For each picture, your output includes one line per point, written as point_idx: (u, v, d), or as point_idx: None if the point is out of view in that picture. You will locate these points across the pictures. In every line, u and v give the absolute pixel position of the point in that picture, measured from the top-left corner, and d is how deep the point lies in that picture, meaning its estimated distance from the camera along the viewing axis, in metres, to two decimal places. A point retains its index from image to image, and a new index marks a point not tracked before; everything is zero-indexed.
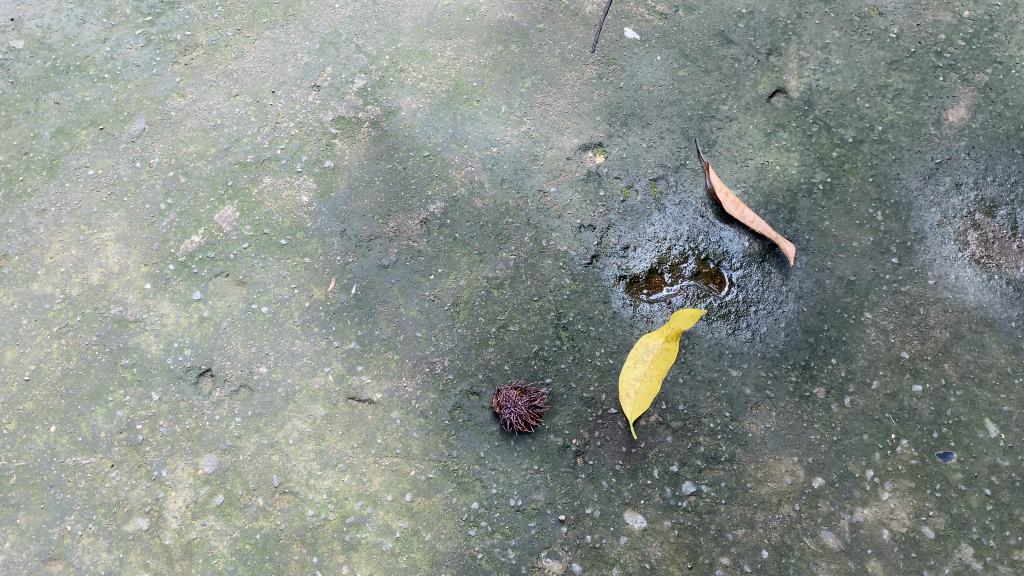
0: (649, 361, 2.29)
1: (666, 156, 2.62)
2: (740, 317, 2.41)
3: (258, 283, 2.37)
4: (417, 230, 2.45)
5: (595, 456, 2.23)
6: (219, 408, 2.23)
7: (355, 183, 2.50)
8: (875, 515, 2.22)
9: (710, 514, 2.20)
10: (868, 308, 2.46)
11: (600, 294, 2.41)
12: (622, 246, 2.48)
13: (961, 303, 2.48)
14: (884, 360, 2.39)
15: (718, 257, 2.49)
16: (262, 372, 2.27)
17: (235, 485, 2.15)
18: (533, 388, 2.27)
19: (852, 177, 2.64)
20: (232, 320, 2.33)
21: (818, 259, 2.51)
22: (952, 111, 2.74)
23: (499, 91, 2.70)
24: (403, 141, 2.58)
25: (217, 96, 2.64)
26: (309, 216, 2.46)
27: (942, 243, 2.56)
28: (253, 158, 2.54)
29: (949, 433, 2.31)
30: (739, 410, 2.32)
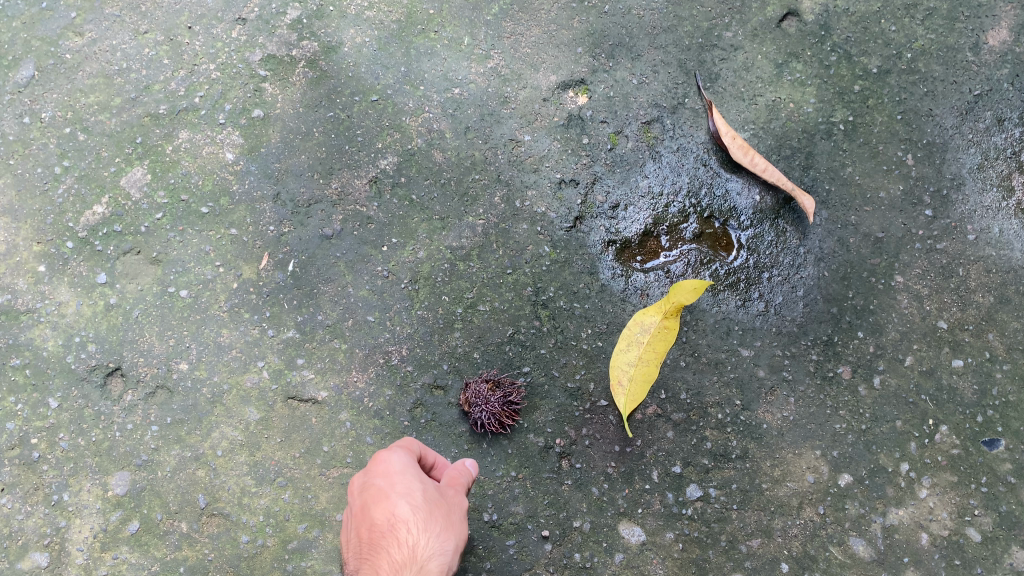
0: (645, 343, 1.90)
1: (660, 93, 2.19)
2: (751, 286, 2.05)
3: (175, 261, 1.98)
4: (366, 191, 2.06)
5: (583, 458, 1.91)
6: (131, 415, 1.86)
7: (289, 135, 2.09)
8: (912, 516, 1.90)
9: (719, 523, 1.89)
10: (899, 270, 2.10)
11: (586, 263, 2.04)
12: (611, 204, 2.10)
13: (1006, 262, 2.12)
14: (919, 331, 2.04)
15: (724, 215, 2.10)
16: (182, 369, 1.90)
17: (154, 508, 1.81)
18: (508, 379, 1.93)
19: (878, 115, 2.24)
20: (145, 307, 1.94)
21: (840, 213, 2.14)
22: (993, 33, 2.29)
23: (462, 19, 2.20)
24: (346, 83, 2.14)
25: (123, 34, 2.15)
26: (236, 177, 2.05)
27: (982, 190, 2.19)
28: (166, 108, 2.11)
29: (996, 416, 1.98)
30: (751, 397, 1.97)
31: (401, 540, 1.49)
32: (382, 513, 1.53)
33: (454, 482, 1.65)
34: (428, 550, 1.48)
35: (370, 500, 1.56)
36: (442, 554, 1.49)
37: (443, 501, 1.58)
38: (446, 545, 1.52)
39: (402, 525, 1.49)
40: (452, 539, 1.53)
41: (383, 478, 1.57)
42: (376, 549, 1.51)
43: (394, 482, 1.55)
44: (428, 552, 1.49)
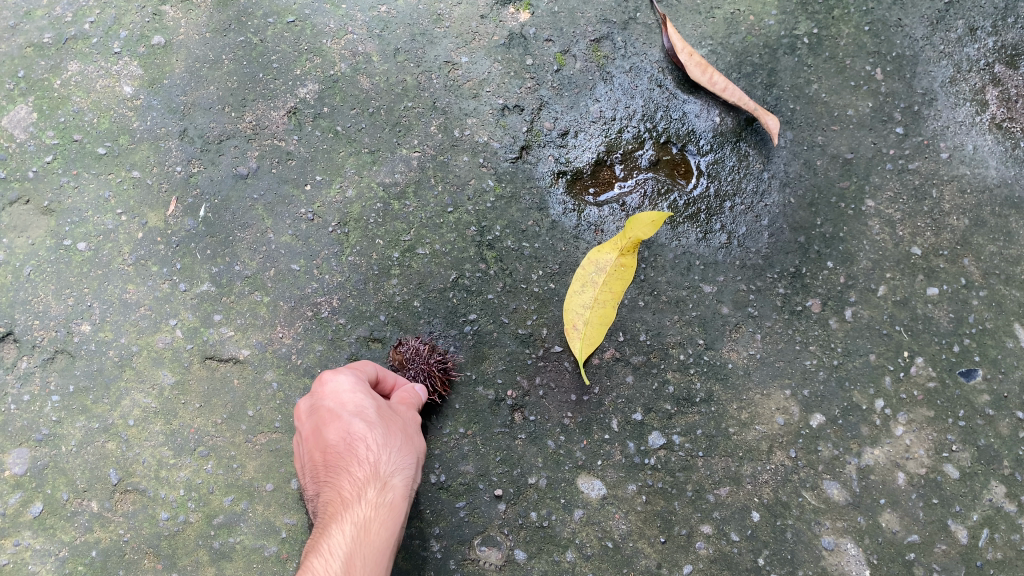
0: (600, 283, 1.74)
1: (609, 8, 1.98)
2: (712, 216, 1.89)
3: (69, 210, 1.76)
4: (284, 123, 1.84)
5: (537, 410, 1.75)
6: (28, 384, 1.66)
7: (195, 63, 1.86)
8: (888, 455, 1.78)
9: (685, 472, 1.75)
10: (869, 194, 1.95)
11: (534, 198, 1.85)
12: (560, 132, 1.91)
13: (982, 181, 1.98)
14: (891, 259, 1.91)
15: (682, 140, 1.93)
16: (84, 332, 1.69)
17: (58, 488, 1.62)
18: (441, 348, 1.74)
19: (844, 26, 2.08)
20: (37, 263, 1.73)
21: (806, 134, 1.98)
22: None
23: None
24: (258, 3, 1.91)
25: None
26: (135, 113, 1.83)
27: (955, 105, 2.04)
28: (51, 37, 1.86)
29: (972, 345, 1.86)
30: (716, 336, 1.83)
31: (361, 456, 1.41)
32: (336, 433, 1.43)
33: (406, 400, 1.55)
34: (392, 462, 1.43)
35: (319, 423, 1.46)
36: (407, 457, 1.46)
37: (401, 410, 1.52)
38: (407, 458, 1.46)
39: (360, 438, 1.42)
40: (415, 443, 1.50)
41: (331, 398, 1.46)
42: (333, 472, 1.42)
43: (344, 398, 1.45)
44: (391, 463, 1.43)
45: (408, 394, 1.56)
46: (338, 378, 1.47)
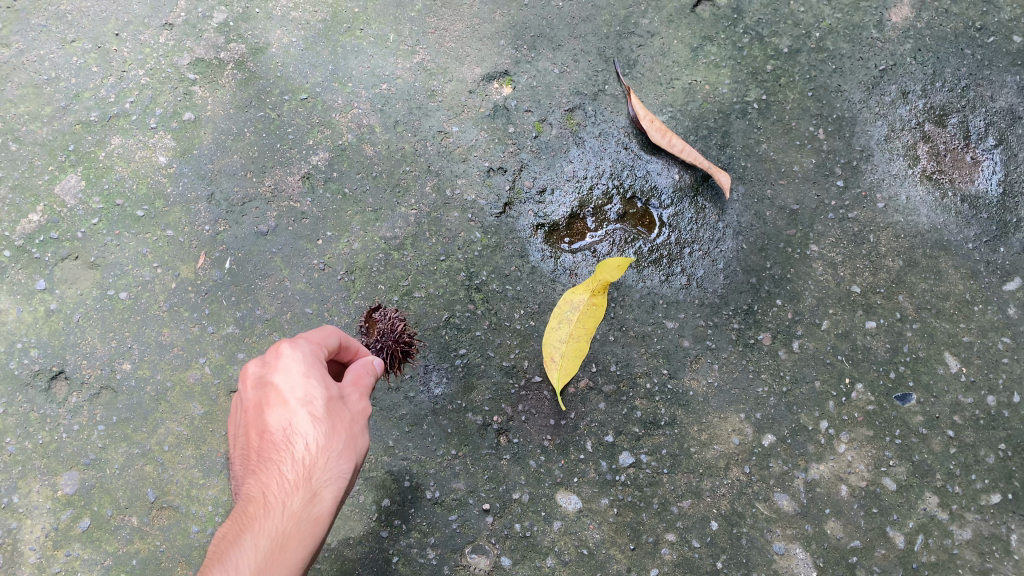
0: (575, 320, 1.99)
1: (581, 82, 2.28)
2: (673, 261, 2.14)
3: (113, 264, 2.03)
4: (299, 187, 2.12)
5: (520, 433, 2.00)
6: (77, 416, 1.91)
7: (221, 136, 2.15)
8: (832, 470, 2.01)
9: (651, 487, 1.98)
10: (813, 240, 2.21)
11: (517, 247, 2.12)
12: (538, 189, 2.18)
13: (914, 227, 2.24)
14: (834, 297, 2.16)
15: (646, 195, 2.19)
16: (126, 370, 1.95)
17: (104, 505, 1.86)
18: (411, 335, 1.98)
19: (790, 93, 2.35)
20: (85, 311, 1.99)
21: (757, 187, 2.24)
22: (895, 10, 2.43)
23: (387, 17, 2.29)
24: (276, 83, 2.21)
25: (49, 44, 2.22)
26: (169, 180, 2.11)
27: (890, 160, 2.31)
28: (97, 116, 2.16)
29: (907, 372, 2.10)
30: (678, 366, 2.07)
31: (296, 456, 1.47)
32: (279, 424, 1.50)
33: (356, 382, 1.58)
34: (327, 466, 1.48)
35: (264, 402, 1.52)
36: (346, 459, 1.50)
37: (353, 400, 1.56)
38: (344, 463, 1.50)
39: (299, 434, 1.48)
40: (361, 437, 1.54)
41: (282, 380, 1.52)
42: (267, 463, 1.49)
43: (293, 383, 1.51)
44: (326, 468, 1.48)
45: (363, 375, 1.60)
46: (292, 361, 1.52)
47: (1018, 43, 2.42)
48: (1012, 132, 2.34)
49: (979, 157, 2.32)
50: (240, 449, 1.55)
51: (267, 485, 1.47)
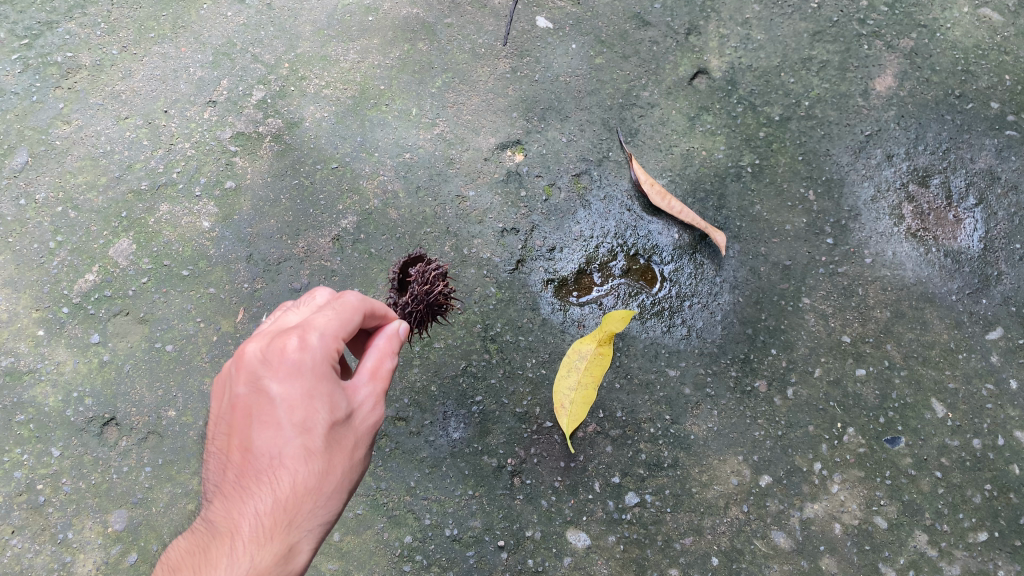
0: (583, 368, 2.18)
1: (587, 149, 2.50)
2: (674, 313, 2.31)
3: (160, 319, 2.22)
4: (329, 248, 2.31)
5: (533, 475, 2.14)
6: (127, 458, 2.08)
7: (260, 202, 2.36)
8: (826, 509, 2.14)
9: (656, 525, 2.12)
10: (805, 293, 2.36)
11: (529, 300, 2.30)
12: (548, 247, 2.37)
13: (900, 281, 2.38)
14: (825, 346, 2.30)
15: (648, 252, 2.38)
16: (171, 416, 2.12)
17: (149, 541, 2.02)
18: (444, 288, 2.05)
19: (781, 157, 2.53)
20: (135, 362, 2.18)
21: (751, 245, 2.41)
22: (879, 80, 2.63)
23: (409, 93, 2.56)
24: (309, 154, 2.44)
25: (106, 121, 2.48)
26: (212, 242, 2.32)
27: (877, 218, 2.46)
28: (148, 185, 2.39)
29: (896, 417, 2.23)
30: (680, 412, 2.22)
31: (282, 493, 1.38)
32: (269, 445, 1.39)
33: (375, 374, 1.50)
34: (313, 510, 1.40)
35: (257, 412, 1.40)
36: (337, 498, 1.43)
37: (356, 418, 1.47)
38: (332, 503, 1.43)
39: (291, 465, 1.38)
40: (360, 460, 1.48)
41: (282, 390, 1.39)
42: (249, 487, 1.39)
43: (296, 401, 1.39)
44: (313, 510, 1.40)
45: (380, 367, 1.51)
46: (298, 372, 1.40)
47: (997, 109, 2.57)
48: (992, 191, 2.48)
49: (961, 215, 2.46)
50: (223, 450, 1.45)
51: (244, 515, 1.37)
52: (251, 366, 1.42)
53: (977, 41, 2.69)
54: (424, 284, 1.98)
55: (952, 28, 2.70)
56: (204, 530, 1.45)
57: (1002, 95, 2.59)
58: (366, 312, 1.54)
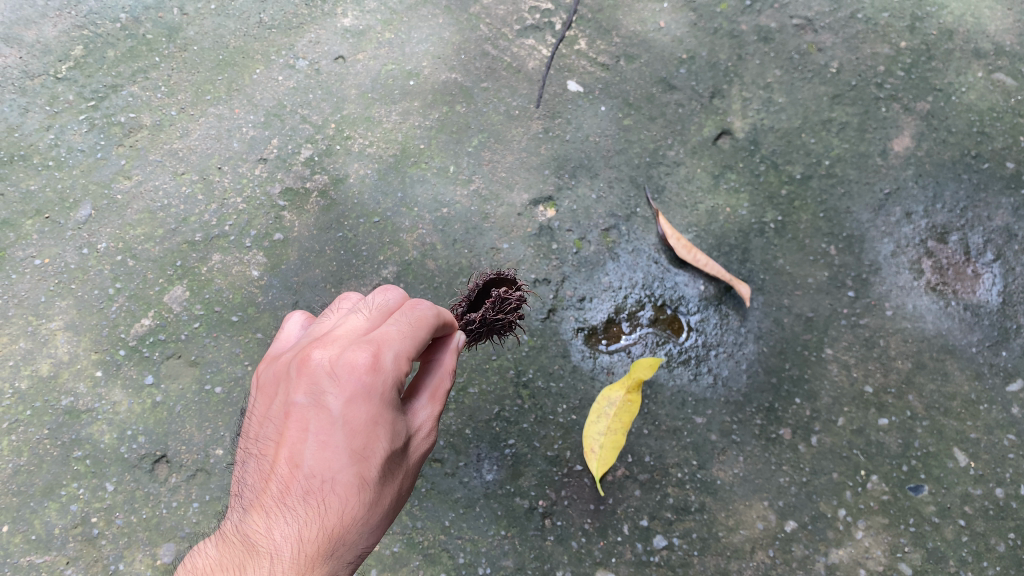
0: (612, 415, 2.26)
1: (616, 205, 2.62)
2: (700, 362, 2.40)
3: (209, 362, 2.35)
4: None
5: (563, 516, 2.21)
6: (176, 494, 2.18)
7: (306, 253, 2.52)
8: (851, 555, 2.18)
9: (683, 568, 2.17)
10: (828, 343, 2.43)
11: (559, 348, 2.41)
12: (579, 297, 2.48)
13: (921, 332, 2.43)
14: (848, 395, 2.36)
15: (675, 303, 2.48)
16: (218, 454, 2.23)
17: None
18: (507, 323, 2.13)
19: (803, 214, 2.62)
20: (185, 403, 2.30)
21: (775, 297, 2.49)
22: (897, 141, 2.72)
23: (447, 152, 2.71)
24: (353, 209, 2.60)
25: (164, 176, 2.66)
26: (261, 290, 2.46)
27: (897, 273, 2.52)
28: (201, 236, 2.55)
29: (918, 465, 2.27)
30: (706, 457, 2.29)
31: (329, 521, 1.42)
32: (324, 467, 1.43)
33: (433, 398, 1.61)
34: (356, 539, 1.47)
35: (318, 430, 1.45)
36: (380, 526, 1.51)
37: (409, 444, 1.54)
38: (371, 535, 1.49)
39: (343, 493, 1.43)
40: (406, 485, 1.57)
41: (348, 411, 1.44)
42: (294, 506, 1.43)
43: (359, 426, 1.44)
44: (354, 541, 1.46)
45: (439, 389, 1.62)
46: (366, 397, 1.44)
47: (1013, 168, 2.64)
48: (1010, 248, 2.53)
49: (979, 270, 2.52)
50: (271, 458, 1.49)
51: (286, 538, 1.42)
52: (316, 376, 1.48)
53: (992, 103, 2.77)
54: (497, 309, 2.09)
55: (968, 91, 2.79)
56: (237, 536, 1.50)
57: (1017, 155, 2.66)
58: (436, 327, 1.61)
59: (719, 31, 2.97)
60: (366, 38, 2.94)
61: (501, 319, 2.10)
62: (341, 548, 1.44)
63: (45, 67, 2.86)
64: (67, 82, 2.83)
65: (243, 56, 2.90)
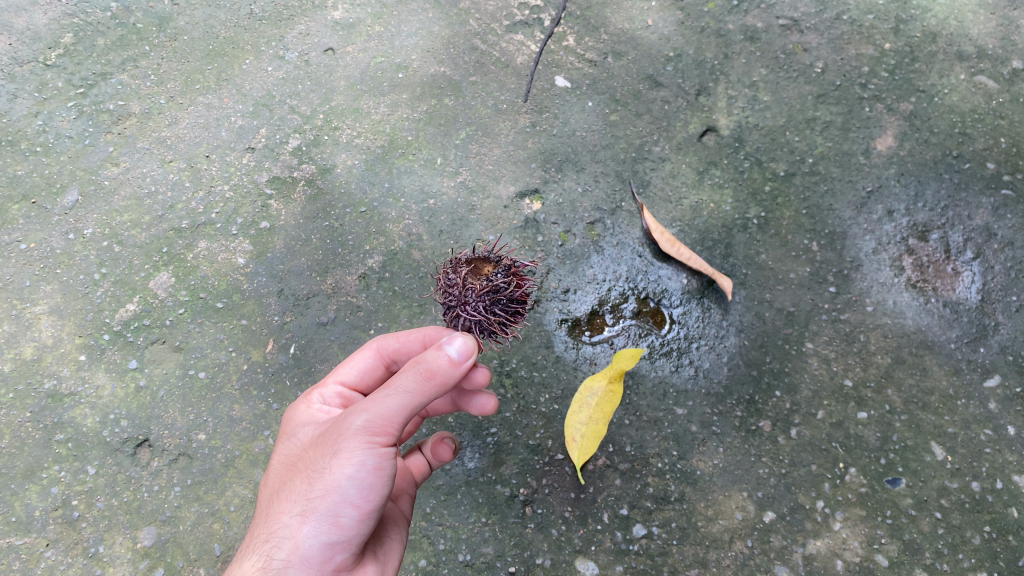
0: (594, 404, 2.22)
1: (601, 199, 2.64)
2: (682, 354, 2.42)
3: (194, 348, 2.37)
4: (356, 285, 2.47)
5: (544, 504, 2.24)
6: (157, 478, 2.21)
7: (292, 241, 2.53)
8: (829, 546, 2.20)
9: (662, 556, 2.20)
10: (809, 337, 2.45)
11: (543, 338, 2.44)
12: (563, 289, 2.51)
13: (900, 328, 2.46)
14: (828, 389, 2.38)
15: (658, 296, 2.50)
16: (201, 439, 2.25)
17: (176, 557, 2.14)
18: (478, 294, 2.05)
19: (786, 210, 2.65)
20: (169, 387, 2.32)
21: (757, 292, 2.52)
22: (880, 140, 2.74)
23: (435, 144, 2.73)
24: (339, 199, 2.62)
25: (152, 163, 2.68)
26: (246, 278, 2.48)
27: (879, 269, 2.55)
28: (188, 223, 2.57)
29: (896, 459, 2.29)
30: (686, 448, 2.31)
31: (268, 512, 1.69)
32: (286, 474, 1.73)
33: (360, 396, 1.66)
34: (277, 530, 1.62)
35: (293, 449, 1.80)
36: (296, 523, 1.61)
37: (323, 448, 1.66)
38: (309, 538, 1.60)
39: (282, 488, 1.70)
40: (323, 485, 1.60)
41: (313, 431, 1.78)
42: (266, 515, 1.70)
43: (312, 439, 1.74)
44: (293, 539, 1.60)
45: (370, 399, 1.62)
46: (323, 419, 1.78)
47: (993, 169, 2.66)
48: (989, 246, 2.55)
49: (959, 268, 2.54)
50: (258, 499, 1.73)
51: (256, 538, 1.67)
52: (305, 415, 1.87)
53: (974, 105, 2.80)
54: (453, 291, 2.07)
55: (950, 93, 2.82)
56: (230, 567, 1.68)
57: (998, 156, 2.69)
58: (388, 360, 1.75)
59: (706, 30, 3.00)
60: (356, 31, 2.96)
61: (454, 294, 2.06)
62: (266, 537, 1.64)
63: (33, 54, 2.87)
64: (56, 69, 2.84)
65: (233, 46, 2.91)
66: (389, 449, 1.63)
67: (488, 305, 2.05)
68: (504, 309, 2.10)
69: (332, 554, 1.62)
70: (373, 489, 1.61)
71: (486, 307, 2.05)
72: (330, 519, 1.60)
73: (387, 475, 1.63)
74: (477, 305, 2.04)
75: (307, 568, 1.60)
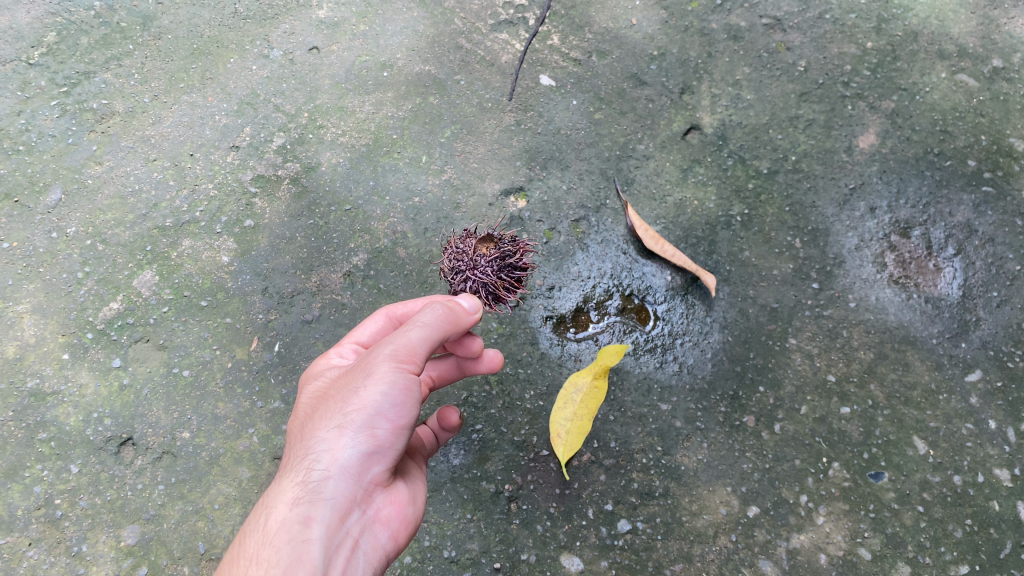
0: (579, 400, 2.25)
1: (585, 197, 2.66)
2: (666, 350, 2.43)
3: (178, 346, 2.39)
4: (340, 283, 2.48)
5: (529, 500, 2.25)
6: (141, 476, 2.22)
7: (276, 240, 2.55)
8: (812, 540, 2.21)
9: (647, 551, 2.20)
10: (792, 333, 2.46)
11: (528, 336, 2.45)
12: (548, 287, 2.52)
13: (883, 324, 2.47)
14: (811, 383, 2.39)
15: (642, 293, 2.51)
16: (185, 437, 2.27)
17: (159, 555, 2.14)
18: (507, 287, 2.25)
19: (769, 207, 2.66)
20: (153, 385, 2.33)
21: (740, 288, 2.53)
22: (863, 138, 2.76)
23: (420, 142, 2.74)
24: (324, 197, 2.63)
25: (135, 162, 2.68)
26: (230, 276, 2.50)
27: (862, 266, 2.56)
28: (172, 222, 2.58)
29: (879, 453, 2.30)
30: (671, 443, 2.32)
31: (302, 435, 1.75)
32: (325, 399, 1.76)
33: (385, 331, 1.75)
34: (314, 446, 1.66)
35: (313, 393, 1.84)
36: (333, 437, 1.65)
37: (355, 380, 1.69)
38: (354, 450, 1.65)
39: (314, 414, 1.74)
40: (357, 402, 1.65)
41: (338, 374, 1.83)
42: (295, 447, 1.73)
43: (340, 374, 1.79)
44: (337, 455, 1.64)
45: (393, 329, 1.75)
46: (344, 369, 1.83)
47: (974, 166, 2.68)
48: (970, 242, 2.57)
49: (941, 264, 2.55)
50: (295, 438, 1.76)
51: (291, 463, 1.70)
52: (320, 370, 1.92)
53: (955, 103, 2.81)
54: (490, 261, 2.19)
55: (931, 91, 2.84)
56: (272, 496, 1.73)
57: (978, 153, 2.71)
58: (389, 317, 2.05)
59: (689, 29, 3.01)
60: (341, 30, 2.96)
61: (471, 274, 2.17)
62: (304, 457, 1.67)
63: (16, 52, 2.87)
64: (39, 67, 2.84)
65: (218, 45, 2.92)
66: (416, 376, 1.70)
67: (497, 269, 2.18)
68: (508, 275, 2.23)
69: (369, 466, 1.67)
70: (403, 403, 1.66)
71: (496, 271, 2.19)
72: (366, 432, 1.64)
73: (417, 397, 1.68)
74: (488, 269, 2.17)
75: (347, 478, 1.65)
